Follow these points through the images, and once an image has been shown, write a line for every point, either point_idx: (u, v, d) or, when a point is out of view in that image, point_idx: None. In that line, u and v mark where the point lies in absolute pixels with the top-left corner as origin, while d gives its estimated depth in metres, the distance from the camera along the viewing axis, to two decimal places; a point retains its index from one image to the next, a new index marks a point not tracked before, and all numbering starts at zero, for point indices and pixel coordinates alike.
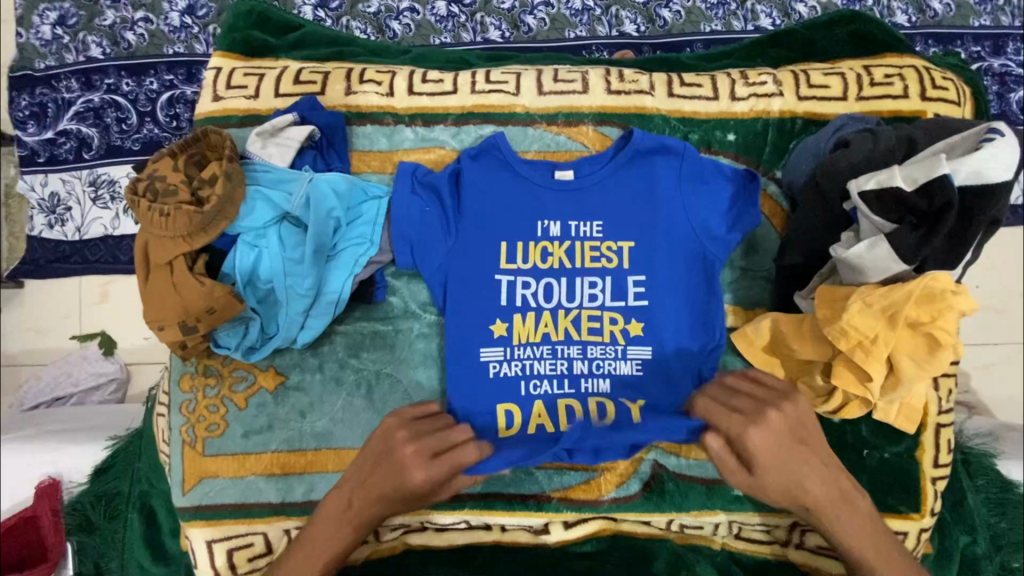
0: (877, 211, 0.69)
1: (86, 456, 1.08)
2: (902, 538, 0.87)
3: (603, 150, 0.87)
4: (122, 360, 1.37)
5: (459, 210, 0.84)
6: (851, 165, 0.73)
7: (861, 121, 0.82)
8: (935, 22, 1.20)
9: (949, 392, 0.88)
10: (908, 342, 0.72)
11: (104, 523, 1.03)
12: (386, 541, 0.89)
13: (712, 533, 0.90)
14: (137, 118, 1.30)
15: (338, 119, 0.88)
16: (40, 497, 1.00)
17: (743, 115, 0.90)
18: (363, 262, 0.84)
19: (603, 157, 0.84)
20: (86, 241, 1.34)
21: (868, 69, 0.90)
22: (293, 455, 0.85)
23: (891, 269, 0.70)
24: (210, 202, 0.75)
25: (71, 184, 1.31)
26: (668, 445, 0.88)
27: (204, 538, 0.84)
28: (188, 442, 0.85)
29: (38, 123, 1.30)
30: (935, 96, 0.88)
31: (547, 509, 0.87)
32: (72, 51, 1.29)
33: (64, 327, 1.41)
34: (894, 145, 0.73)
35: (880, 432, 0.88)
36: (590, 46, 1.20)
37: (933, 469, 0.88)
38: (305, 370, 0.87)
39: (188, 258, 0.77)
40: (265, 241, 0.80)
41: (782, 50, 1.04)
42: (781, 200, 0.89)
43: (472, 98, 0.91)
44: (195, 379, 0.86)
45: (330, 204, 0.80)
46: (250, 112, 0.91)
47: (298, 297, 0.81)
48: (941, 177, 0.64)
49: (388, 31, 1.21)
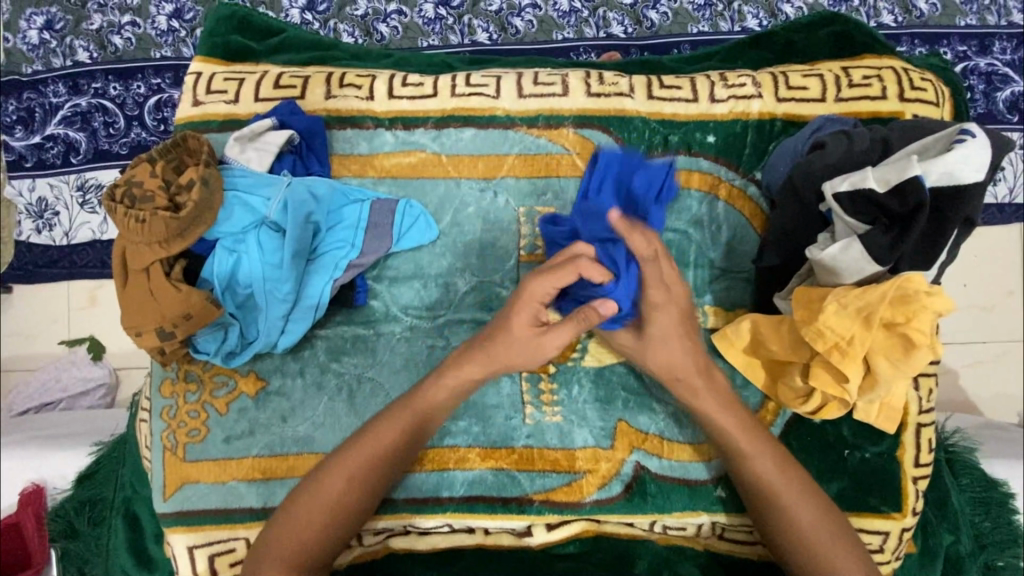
0: (851, 212, 0.70)
1: (73, 461, 1.08)
2: (884, 538, 0.88)
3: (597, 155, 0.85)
4: (110, 365, 1.38)
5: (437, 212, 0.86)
6: (827, 167, 0.74)
7: (839, 122, 0.83)
8: (920, 22, 1.20)
9: (929, 391, 0.88)
10: (884, 343, 0.73)
11: (88, 528, 1.02)
12: (369, 545, 0.89)
13: (695, 534, 0.90)
14: (124, 122, 1.29)
15: (317, 123, 0.88)
16: (24, 505, 1.03)
17: (723, 116, 0.90)
18: (343, 265, 0.84)
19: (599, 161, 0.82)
20: (74, 246, 1.33)
21: (847, 71, 0.91)
22: (275, 460, 0.84)
23: (864, 270, 0.71)
24: (186, 207, 0.75)
25: (59, 188, 1.31)
26: (650, 446, 0.88)
27: (186, 543, 0.84)
28: (170, 447, 0.85)
29: (25, 128, 1.30)
30: (914, 97, 0.89)
31: (528, 512, 0.87)
32: (58, 55, 1.28)
33: (53, 332, 1.40)
34: (869, 147, 0.74)
35: (861, 432, 0.88)
36: (577, 48, 1.21)
37: (914, 469, 0.88)
38: (286, 375, 0.86)
39: (165, 263, 0.77)
40: (244, 246, 0.80)
41: (765, 51, 1.04)
42: (761, 202, 0.89)
43: (453, 101, 0.91)
44: (175, 385, 0.86)
45: (309, 208, 0.81)
46: (231, 116, 0.91)
47: (277, 302, 0.81)
48: (913, 178, 0.66)
49: (376, 34, 1.21)
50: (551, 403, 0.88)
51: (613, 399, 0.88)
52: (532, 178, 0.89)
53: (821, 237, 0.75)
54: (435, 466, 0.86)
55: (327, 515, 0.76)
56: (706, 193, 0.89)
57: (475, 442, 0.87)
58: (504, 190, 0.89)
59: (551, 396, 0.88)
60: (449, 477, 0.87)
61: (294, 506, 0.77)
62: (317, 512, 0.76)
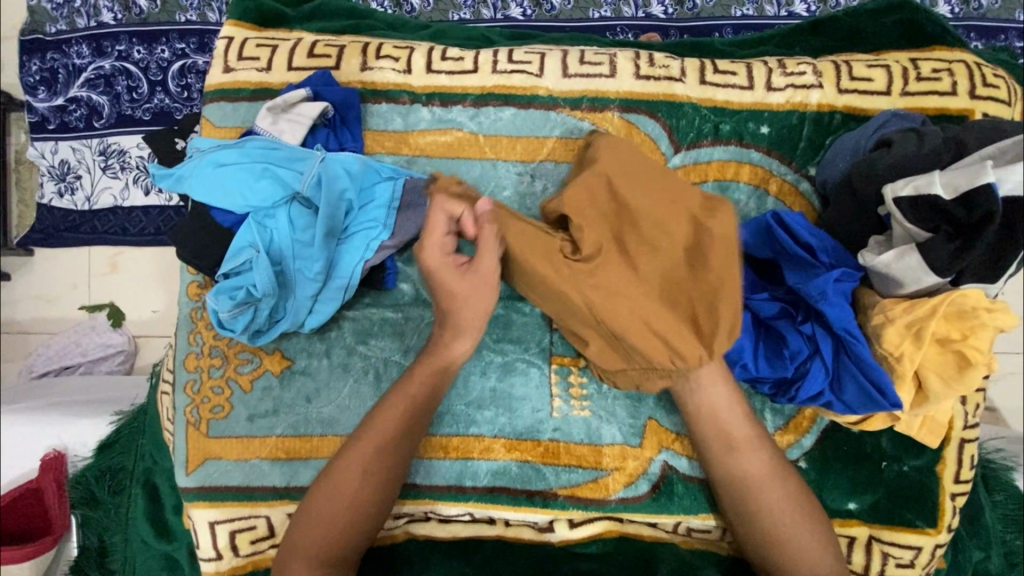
0: (911, 219, 0.63)
1: (91, 431, 1.06)
2: (916, 553, 0.85)
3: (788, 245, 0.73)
4: (129, 333, 1.38)
5: (382, 199, 0.81)
6: (892, 166, 0.68)
7: (907, 118, 0.77)
8: (979, 14, 1.13)
9: (976, 406, 0.84)
10: (936, 360, 0.68)
11: (109, 497, 1.02)
12: (388, 528, 0.88)
13: (718, 538, 0.88)
14: (147, 87, 1.26)
15: (352, 96, 0.84)
16: (44, 470, 1.00)
17: (779, 106, 0.85)
18: (374, 246, 0.81)
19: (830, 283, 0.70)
20: (95, 211, 1.32)
21: (915, 62, 0.85)
22: (299, 441, 0.83)
23: (922, 281, 0.64)
24: (261, 248, 0.76)
25: (81, 152, 1.30)
26: (680, 447, 0.85)
27: (207, 518, 0.83)
28: (193, 422, 0.84)
29: (48, 89, 1.27)
30: (985, 94, 0.83)
31: (552, 506, 0.85)
32: (82, 15, 1.25)
33: (72, 297, 1.40)
34: (940, 147, 0.67)
35: (901, 444, 0.85)
36: (614, 27, 1.15)
37: (953, 485, 0.84)
38: (312, 355, 0.85)
39: (279, 276, 0.79)
40: (274, 221, 0.77)
41: (821, 38, 0.97)
42: (812, 198, 0.85)
43: (492, 78, 0.86)
44: (200, 359, 0.84)
45: (342, 185, 0.78)
46: (263, 85, 0.87)
47: (307, 281, 0.79)
48: (985, 186, 0.58)
49: (406, 5, 1.16)
50: (580, 397, 0.85)
51: (643, 397, 0.85)
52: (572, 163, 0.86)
53: (876, 240, 0.70)
54: (459, 455, 0.84)
55: (347, 495, 0.75)
56: (756, 188, 0.85)
57: (500, 433, 0.85)
58: (543, 174, 0.85)
59: (580, 390, 0.85)
60: (472, 467, 0.85)
61: (319, 495, 0.75)
62: (346, 487, 0.75)
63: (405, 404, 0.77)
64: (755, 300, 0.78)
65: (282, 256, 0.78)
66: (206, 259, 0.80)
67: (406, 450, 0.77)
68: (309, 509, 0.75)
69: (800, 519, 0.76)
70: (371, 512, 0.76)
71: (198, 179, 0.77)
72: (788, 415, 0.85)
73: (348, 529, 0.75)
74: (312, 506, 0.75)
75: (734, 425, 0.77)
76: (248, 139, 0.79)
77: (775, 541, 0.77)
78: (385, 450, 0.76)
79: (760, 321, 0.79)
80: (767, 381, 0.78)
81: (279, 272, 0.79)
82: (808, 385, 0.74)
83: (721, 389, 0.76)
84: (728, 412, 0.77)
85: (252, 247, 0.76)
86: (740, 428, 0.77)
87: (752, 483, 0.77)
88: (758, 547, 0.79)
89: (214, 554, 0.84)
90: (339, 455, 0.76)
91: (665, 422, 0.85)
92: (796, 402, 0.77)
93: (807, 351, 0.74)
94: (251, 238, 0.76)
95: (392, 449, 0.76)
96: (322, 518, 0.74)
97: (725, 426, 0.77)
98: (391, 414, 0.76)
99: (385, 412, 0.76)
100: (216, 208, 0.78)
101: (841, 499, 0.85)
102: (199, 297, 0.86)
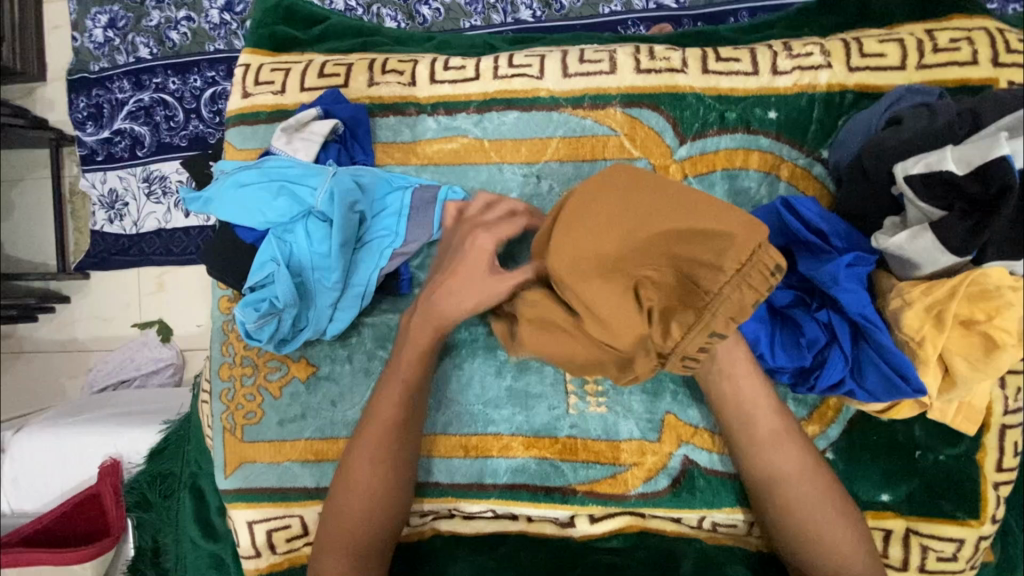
0: (924, 198, 0.61)
1: (143, 439, 1.13)
2: (958, 545, 0.81)
3: (798, 231, 0.72)
4: (178, 346, 1.47)
5: (382, 211, 0.84)
6: (901, 145, 0.66)
7: (922, 93, 0.74)
8: None
9: (1018, 390, 0.79)
10: (961, 342, 0.65)
11: (160, 500, 1.08)
12: (415, 525, 0.91)
13: (745, 533, 0.86)
14: (183, 115, 1.35)
15: (361, 112, 0.88)
16: (102, 476, 1.08)
17: (787, 90, 0.83)
18: (388, 254, 0.84)
19: (841, 267, 0.68)
20: (142, 234, 1.42)
21: (931, 34, 0.81)
22: (326, 443, 0.87)
23: (939, 261, 0.62)
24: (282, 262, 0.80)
25: (127, 180, 1.39)
26: (700, 440, 0.84)
27: (246, 518, 0.88)
28: (229, 428, 0.89)
29: (95, 124, 1.38)
30: (1010, 61, 0.78)
31: (572, 502, 0.86)
32: (122, 52, 1.35)
33: (125, 315, 1.50)
34: (954, 121, 0.64)
35: (935, 432, 0.81)
36: (625, 21, 1.15)
37: (995, 474, 0.80)
38: (335, 361, 0.89)
39: (301, 287, 0.83)
40: (293, 235, 0.81)
41: (834, 16, 0.95)
42: (827, 182, 0.83)
43: (495, 83, 0.88)
44: (233, 368, 0.90)
45: (354, 198, 0.81)
46: (278, 108, 0.92)
47: (326, 290, 0.83)
48: (999, 160, 0.56)
49: (419, 17, 1.19)
50: (596, 394, 0.85)
51: (661, 392, 0.85)
52: (576, 162, 0.86)
53: (890, 222, 0.68)
54: (479, 453, 0.86)
55: (367, 480, 0.77)
56: (767, 174, 0.84)
57: (518, 431, 0.86)
58: (548, 174, 0.87)
59: (596, 386, 0.85)
60: (492, 465, 0.86)
61: (341, 484, 0.78)
62: (362, 473, 0.78)
63: (400, 397, 0.79)
64: (768, 289, 0.77)
65: (302, 268, 0.82)
66: (233, 275, 0.85)
67: (409, 426, 0.80)
68: (333, 507, 0.78)
69: (829, 508, 0.74)
70: (393, 495, 0.79)
71: (223, 200, 0.81)
72: (811, 405, 0.83)
73: (374, 513, 0.78)
74: (338, 493, 0.78)
75: (753, 416, 0.75)
76: (266, 159, 0.83)
77: (801, 525, 0.75)
78: (387, 431, 0.78)
79: (775, 309, 0.78)
80: (786, 371, 0.77)
81: (300, 283, 0.83)
82: (827, 373, 0.72)
83: (735, 379, 0.75)
84: (745, 405, 0.75)
85: (273, 260, 0.81)
86: (760, 417, 0.75)
87: (769, 470, 0.75)
88: (786, 537, 0.77)
89: (253, 552, 0.89)
90: (349, 450, 0.80)
91: (686, 416, 0.85)
92: (816, 392, 0.74)
93: (825, 339, 0.72)
94: (272, 253, 0.81)
95: (384, 431, 0.79)
96: (344, 514, 0.77)
97: (745, 417, 0.76)
98: (389, 399, 0.79)
99: (377, 399, 0.79)
100: (240, 226, 0.83)
101: (873, 491, 0.82)
102: (229, 310, 0.91)
